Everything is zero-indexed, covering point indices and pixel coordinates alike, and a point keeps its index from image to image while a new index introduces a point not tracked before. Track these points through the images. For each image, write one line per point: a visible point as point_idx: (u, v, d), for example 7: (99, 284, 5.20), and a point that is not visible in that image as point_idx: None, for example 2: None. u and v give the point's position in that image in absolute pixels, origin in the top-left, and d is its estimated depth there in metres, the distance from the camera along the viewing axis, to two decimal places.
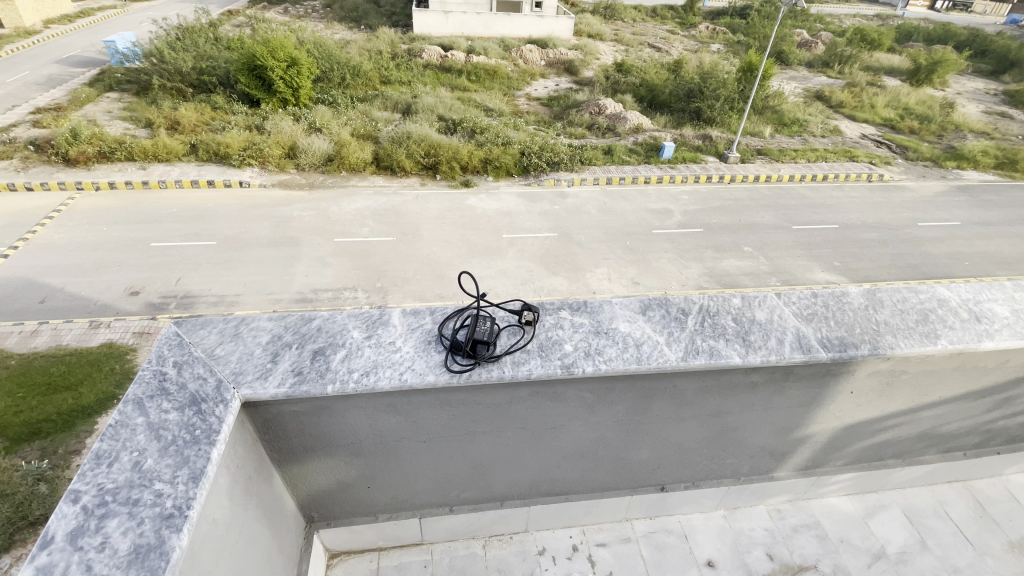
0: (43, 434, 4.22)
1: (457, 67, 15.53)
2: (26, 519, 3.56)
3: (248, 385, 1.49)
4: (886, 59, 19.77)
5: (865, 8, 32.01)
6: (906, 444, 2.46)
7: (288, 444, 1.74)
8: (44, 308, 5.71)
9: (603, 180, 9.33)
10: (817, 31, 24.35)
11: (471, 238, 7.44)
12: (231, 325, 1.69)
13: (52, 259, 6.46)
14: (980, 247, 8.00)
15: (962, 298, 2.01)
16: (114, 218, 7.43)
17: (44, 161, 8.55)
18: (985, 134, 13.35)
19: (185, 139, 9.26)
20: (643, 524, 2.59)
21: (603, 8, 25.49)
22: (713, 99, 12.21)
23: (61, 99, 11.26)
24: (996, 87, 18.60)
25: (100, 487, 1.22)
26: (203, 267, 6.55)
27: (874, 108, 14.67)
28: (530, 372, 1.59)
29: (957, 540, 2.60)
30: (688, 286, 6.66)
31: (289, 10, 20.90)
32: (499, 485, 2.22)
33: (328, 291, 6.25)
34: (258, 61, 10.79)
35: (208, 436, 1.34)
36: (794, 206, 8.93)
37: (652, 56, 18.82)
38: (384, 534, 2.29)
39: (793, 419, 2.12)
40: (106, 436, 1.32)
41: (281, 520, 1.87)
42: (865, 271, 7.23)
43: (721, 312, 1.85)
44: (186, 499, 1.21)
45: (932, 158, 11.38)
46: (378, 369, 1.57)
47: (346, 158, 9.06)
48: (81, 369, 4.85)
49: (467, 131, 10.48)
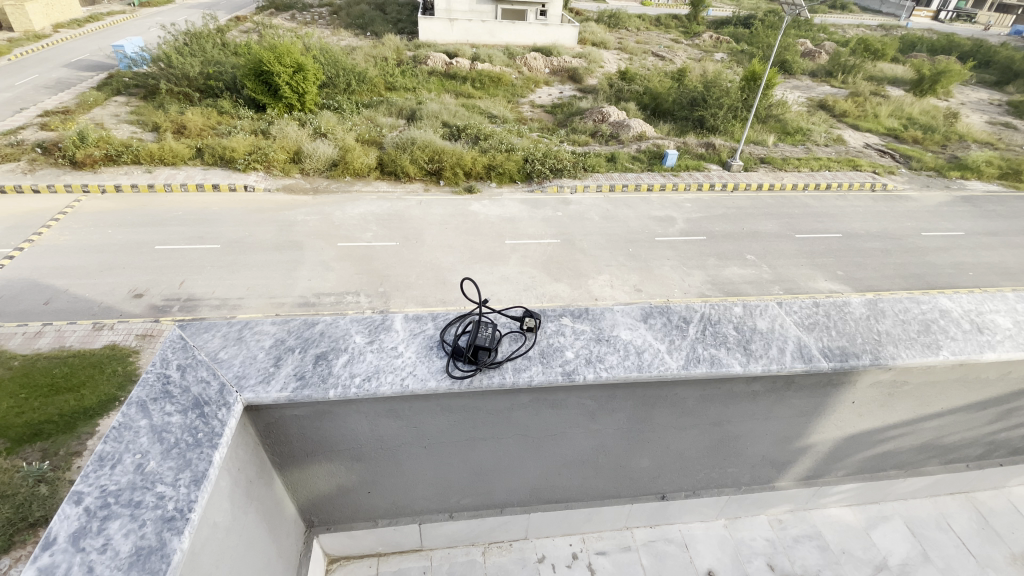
0: (45, 435, 4.23)
1: (462, 75, 15.65)
2: (27, 520, 3.57)
3: (251, 389, 1.50)
4: (891, 69, 19.83)
5: (870, 19, 32.13)
6: (908, 455, 2.45)
7: (289, 448, 1.75)
8: (48, 309, 5.75)
9: (606, 188, 9.35)
10: (820, 41, 24.47)
11: (474, 244, 7.46)
12: (235, 329, 1.71)
13: (56, 261, 6.50)
14: (985, 258, 7.97)
15: (965, 309, 2.00)
16: (118, 220, 7.48)
17: (51, 163, 8.64)
18: (989, 145, 13.34)
19: (191, 143, 9.33)
20: (644, 532, 2.57)
21: (607, 17, 25.70)
22: (716, 108, 12.27)
23: (69, 102, 11.39)
24: (1000, 98, 18.59)
25: (103, 489, 1.22)
26: (207, 270, 6.58)
27: (877, 119, 14.70)
28: (532, 378, 1.60)
29: (960, 552, 2.57)
30: (690, 294, 6.66)
31: (296, 17, 21.14)
32: (499, 493, 2.22)
33: (331, 295, 6.27)
34: (265, 67, 10.92)
35: (210, 440, 1.35)
36: (797, 215, 8.93)
37: (656, 64, 18.91)
38: (384, 540, 2.29)
39: (794, 428, 2.11)
40: (110, 438, 1.32)
41: (281, 523, 1.88)
42: (869, 281, 7.21)
43: (723, 321, 1.86)
44: (188, 503, 1.22)
45: (936, 168, 11.37)
46: (380, 374, 1.58)
47: (350, 163, 9.12)
48: (84, 370, 4.87)
49: (472, 137, 10.52)
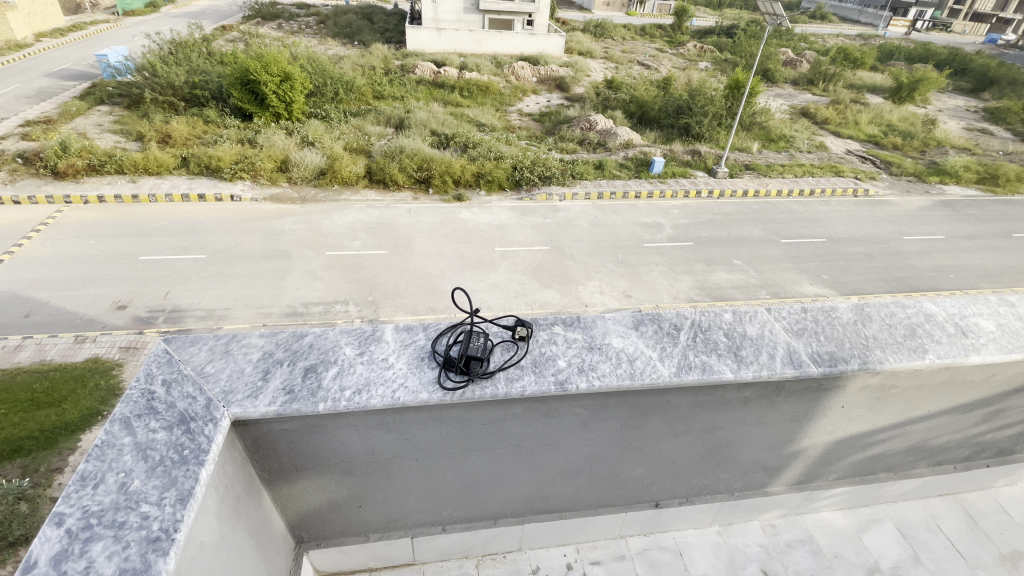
0: (25, 452, 4.11)
1: (450, 83, 15.69)
2: (7, 539, 3.44)
3: (238, 404, 1.47)
4: (869, 78, 20.36)
5: (848, 28, 32.93)
6: (898, 458, 2.47)
7: (278, 463, 1.72)
8: (28, 322, 5.61)
9: (594, 195, 9.42)
10: (801, 50, 25.05)
11: (464, 251, 7.45)
12: (221, 342, 1.68)
13: (37, 273, 6.36)
14: (965, 260, 8.16)
15: (948, 313, 2.04)
16: (102, 231, 7.35)
17: (32, 173, 8.48)
18: (967, 151, 13.70)
19: (176, 152, 9.22)
20: (638, 540, 2.57)
21: (593, 26, 26.13)
22: (701, 116, 12.43)
23: (50, 112, 11.21)
24: (976, 105, 19.07)
25: (85, 509, 1.19)
26: (193, 280, 6.49)
27: (858, 125, 15.02)
28: (524, 388, 1.59)
29: (950, 553, 2.60)
30: (679, 299, 6.72)
31: (282, 26, 21.07)
32: (492, 504, 2.19)
33: (319, 305, 6.21)
34: (252, 76, 10.84)
35: (197, 457, 1.32)
36: (782, 220, 9.06)
37: (641, 73, 19.19)
38: (375, 555, 2.25)
39: (785, 434, 2.13)
40: (92, 457, 1.29)
41: (270, 540, 1.84)
42: (853, 284, 7.33)
43: (713, 327, 1.87)
44: (174, 522, 1.18)
45: (916, 173, 11.62)
46: (371, 387, 1.55)
47: (339, 171, 9.08)
48: (66, 385, 4.74)
49: (460, 145, 10.57)
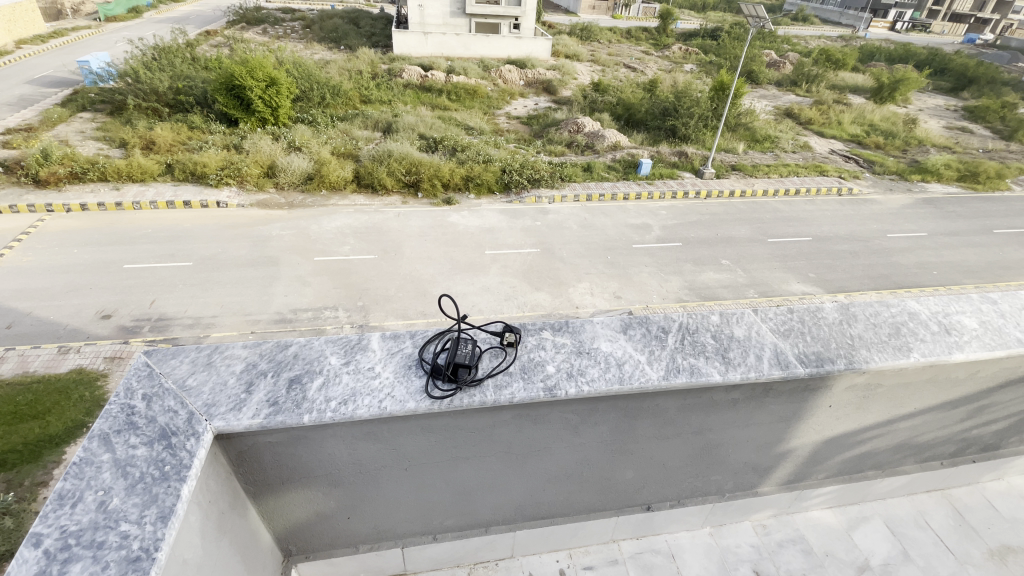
0: (9, 466, 4.01)
1: (437, 87, 15.68)
2: None
3: (221, 418, 1.44)
4: (850, 78, 20.73)
5: (831, 28, 33.45)
6: (885, 455, 2.49)
7: (264, 476, 1.68)
8: (9, 333, 5.48)
9: (583, 198, 9.44)
10: (784, 51, 25.43)
11: (454, 255, 7.43)
12: (203, 354, 1.65)
13: (18, 283, 6.23)
14: (947, 257, 8.29)
15: (932, 311, 2.06)
16: (85, 239, 7.21)
17: (12, 182, 8.32)
18: (947, 149, 13.97)
19: (160, 159, 9.08)
20: (630, 544, 2.56)
21: (579, 31, 26.30)
22: (688, 117, 12.56)
23: (31, 119, 11.01)
24: (955, 104, 19.47)
25: (63, 529, 1.15)
26: (179, 288, 6.39)
27: (841, 125, 15.26)
28: (512, 395, 1.58)
29: (939, 549, 2.63)
30: (668, 299, 6.76)
31: (268, 31, 20.93)
32: (484, 511, 2.17)
33: (308, 311, 6.15)
34: (237, 81, 10.72)
35: (178, 473, 1.29)
36: (768, 220, 9.15)
37: (628, 76, 19.33)
38: (365, 566, 2.22)
39: (774, 434, 2.14)
40: (70, 475, 1.25)
41: (257, 553, 1.80)
42: (839, 281, 7.43)
43: (701, 329, 1.88)
44: (154, 541, 1.15)
45: (898, 172, 11.83)
46: (356, 397, 1.53)
47: (326, 176, 9.01)
48: (50, 397, 4.63)
49: (449, 148, 10.55)
